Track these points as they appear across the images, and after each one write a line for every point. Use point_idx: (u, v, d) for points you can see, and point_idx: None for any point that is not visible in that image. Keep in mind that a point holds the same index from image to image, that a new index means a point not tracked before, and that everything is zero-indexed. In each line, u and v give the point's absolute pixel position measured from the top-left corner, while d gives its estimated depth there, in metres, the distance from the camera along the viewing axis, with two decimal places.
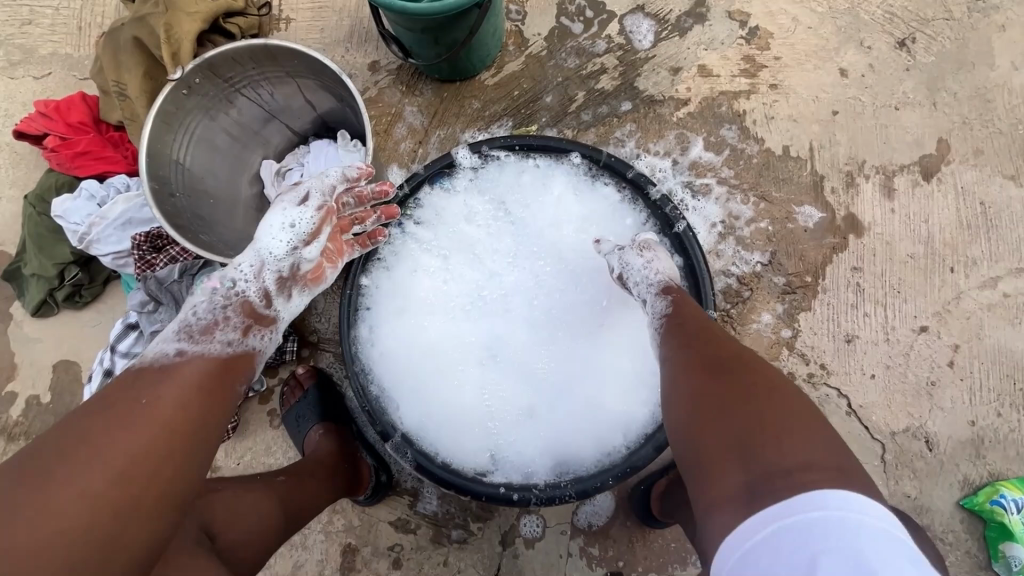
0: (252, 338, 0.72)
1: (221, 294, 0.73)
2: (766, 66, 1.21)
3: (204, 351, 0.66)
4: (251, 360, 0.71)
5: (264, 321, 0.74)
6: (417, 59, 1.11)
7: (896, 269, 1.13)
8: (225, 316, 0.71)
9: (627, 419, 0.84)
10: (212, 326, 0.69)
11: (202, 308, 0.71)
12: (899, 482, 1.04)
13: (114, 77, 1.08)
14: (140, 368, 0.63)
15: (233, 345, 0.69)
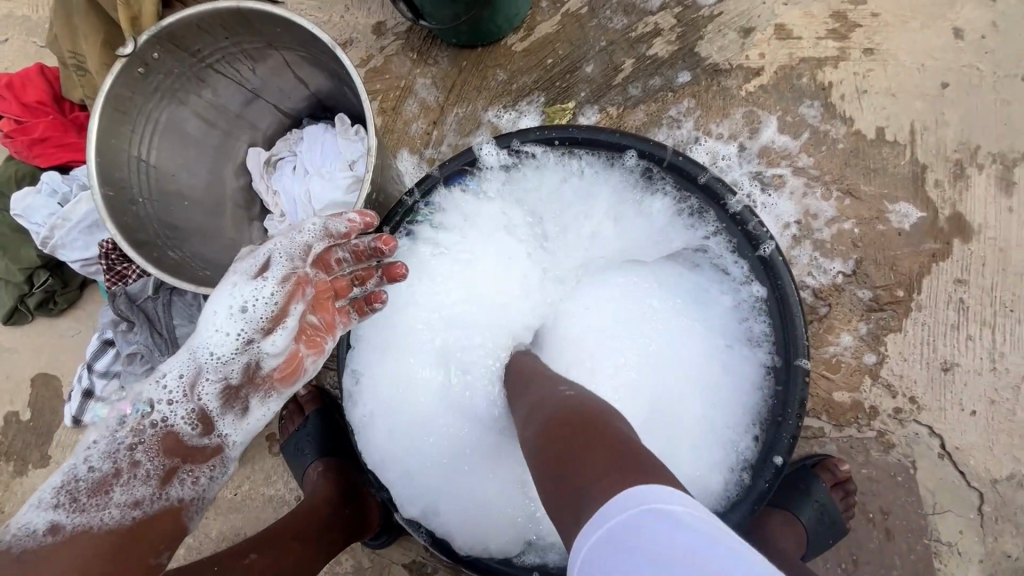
0: (173, 487, 0.62)
1: (140, 422, 0.64)
2: (861, 26, 0.98)
3: (92, 523, 0.58)
4: (175, 514, 0.62)
5: (190, 461, 0.64)
6: (430, 21, 0.89)
7: (1010, 282, 0.93)
8: (134, 462, 0.61)
9: (689, 483, 0.71)
10: (105, 484, 0.60)
11: (110, 447, 0.62)
12: (999, 539, 0.88)
13: (70, 46, 0.91)
14: (18, 551, 0.56)
15: (141, 503, 0.60)
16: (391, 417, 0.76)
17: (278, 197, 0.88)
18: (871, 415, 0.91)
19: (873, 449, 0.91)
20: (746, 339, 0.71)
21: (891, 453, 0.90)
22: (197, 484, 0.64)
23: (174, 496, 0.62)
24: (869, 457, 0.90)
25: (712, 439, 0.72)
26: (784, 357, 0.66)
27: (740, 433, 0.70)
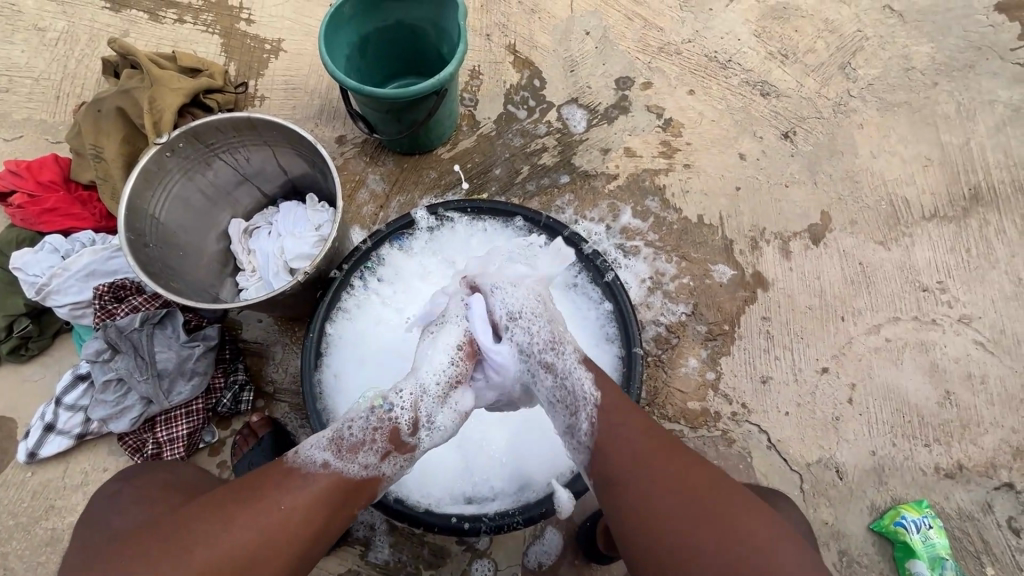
0: (387, 464, 0.77)
1: (377, 414, 0.79)
2: (680, 149, 1.43)
3: (344, 471, 0.74)
4: (376, 485, 0.76)
5: (401, 451, 0.78)
6: (382, 134, 1.27)
7: (798, 318, 1.31)
8: (373, 437, 0.77)
9: None
10: (358, 446, 0.76)
11: (357, 425, 0.78)
12: (818, 509, 1.18)
13: (91, 140, 1.16)
14: (293, 467, 0.73)
15: (368, 468, 0.75)
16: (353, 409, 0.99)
17: (252, 255, 1.13)
18: (717, 418, 1.22)
19: (720, 445, 1.21)
20: (603, 339, 1.03)
21: (733, 447, 1.21)
22: (398, 468, 0.78)
23: (382, 471, 0.76)
24: (718, 451, 1.21)
25: None
26: (627, 346, 0.99)
27: None
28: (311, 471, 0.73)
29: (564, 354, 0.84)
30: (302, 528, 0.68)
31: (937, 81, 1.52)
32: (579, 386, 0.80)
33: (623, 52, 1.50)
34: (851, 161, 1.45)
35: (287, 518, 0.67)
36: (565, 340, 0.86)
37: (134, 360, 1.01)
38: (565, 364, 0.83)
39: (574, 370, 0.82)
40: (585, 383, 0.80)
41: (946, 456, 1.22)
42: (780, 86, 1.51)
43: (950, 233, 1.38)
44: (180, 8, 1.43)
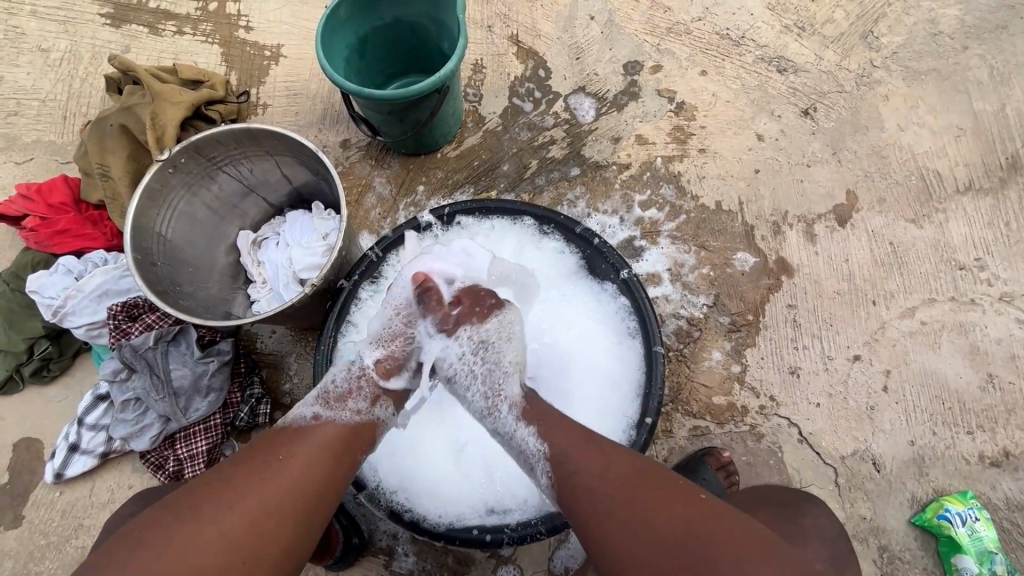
0: (378, 408, 0.84)
1: (356, 366, 0.87)
2: (694, 134, 1.37)
3: (336, 417, 0.80)
4: (371, 430, 0.82)
5: (387, 393, 0.86)
6: (385, 136, 1.24)
7: (826, 305, 1.25)
8: (359, 385, 0.84)
9: None
10: (347, 395, 0.83)
11: (341, 377, 0.86)
12: (854, 504, 1.13)
13: (99, 160, 1.16)
14: (286, 425, 0.78)
15: (360, 413, 0.82)
16: None
17: (262, 266, 1.12)
18: (744, 413, 1.18)
19: (749, 440, 1.17)
20: (624, 336, 1.00)
21: (763, 442, 1.17)
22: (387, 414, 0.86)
23: (375, 415, 0.83)
24: (746, 447, 1.16)
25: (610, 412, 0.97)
26: (647, 344, 0.97)
27: (628, 403, 0.97)
28: (305, 424, 0.78)
29: (506, 412, 0.84)
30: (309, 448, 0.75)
31: (967, 45, 1.43)
32: (524, 445, 0.80)
33: (630, 35, 1.44)
34: (877, 136, 1.37)
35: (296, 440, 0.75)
36: (504, 395, 0.85)
37: (151, 378, 1.01)
38: (505, 427, 0.83)
39: (516, 431, 0.81)
40: (529, 442, 0.79)
41: (991, 443, 1.15)
42: (798, 60, 1.43)
43: (987, 207, 1.30)
44: (178, 20, 1.42)
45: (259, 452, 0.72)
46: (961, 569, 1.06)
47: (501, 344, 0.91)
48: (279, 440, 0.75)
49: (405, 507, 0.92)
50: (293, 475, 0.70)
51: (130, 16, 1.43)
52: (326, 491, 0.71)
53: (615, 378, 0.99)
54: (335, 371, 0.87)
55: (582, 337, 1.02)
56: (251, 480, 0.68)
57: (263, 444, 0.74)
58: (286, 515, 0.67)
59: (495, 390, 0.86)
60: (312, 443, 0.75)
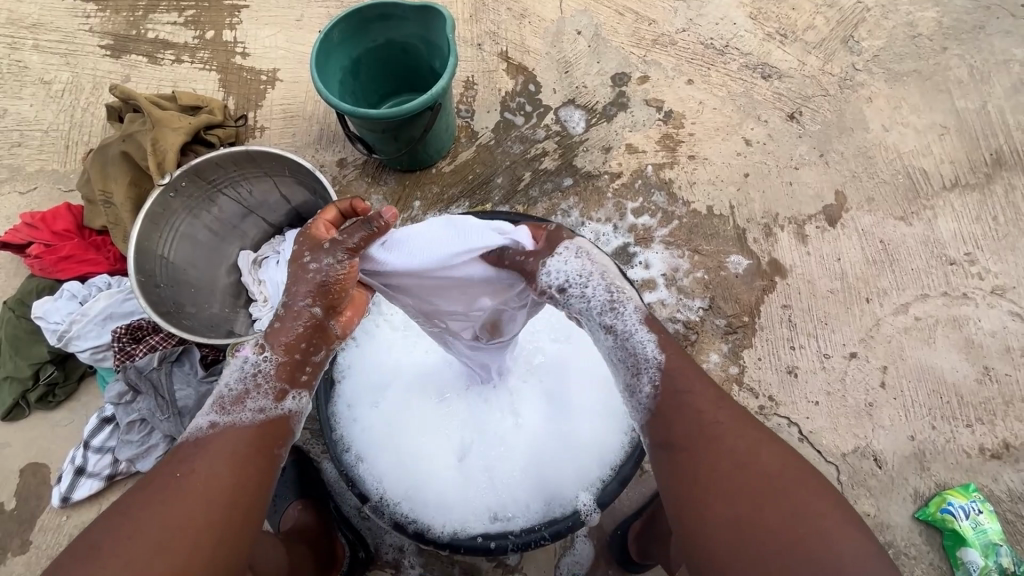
0: (287, 402, 0.72)
1: (250, 360, 0.73)
2: (683, 142, 1.40)
3: (235, 423, 0.69)
4: (285, 424, 0.72)
5: (298, 385, 0.74)
6: (380, 154, 1.27)
7: (821, 304, 1.26)
8: (258, 383, 0.72)
9: (596, 449, 0.95)
10: (243, 396, 0.71)
11: (233, 376, 0.72)
12: (858, 501, 1.13)
13: (101, 187, 1.19)
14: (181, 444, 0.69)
15: (265, 412, 0.71)
16: (372, 438, 0.98)
17: (263, 285, 1.14)
18: None
19: None
20: None
21: None
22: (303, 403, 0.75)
23: (287, 410, 0.72)
24: None
25: (611, 416, 0.98)
26: None
27: None
28: (199, 439, 0.68)
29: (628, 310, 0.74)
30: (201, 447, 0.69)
31: (946, 46, 1.46)
32: (639, 347, 0.72)
33: (617, 48, 1.48)
34: (862, 137, 1.40)
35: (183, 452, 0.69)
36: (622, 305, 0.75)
37: (155, 398, 1.03)
38: (624, 326, 0.73)
39: (632, 336, 0.73)
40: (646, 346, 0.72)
41: (991, 436, 1.16)
42: (781, 66, 1.47)
43: (974, 202, 1.33)
44: (177, 48, 1.46)
45: (152, 476, 0.64)
46: (967, 563, 1.06)
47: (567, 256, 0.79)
48: (177, 457, 0.66)
49: (409, 518, 0.92)
50: (191, 491, 0.62)
51: (130, 46, 1.47)
52: (240, 491, 0.64)
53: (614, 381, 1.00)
54: (230, 368, 0.74)
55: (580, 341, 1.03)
56: (147, 510, 0.61)
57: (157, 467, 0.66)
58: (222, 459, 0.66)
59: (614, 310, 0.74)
60: (214, 450, 0.67)
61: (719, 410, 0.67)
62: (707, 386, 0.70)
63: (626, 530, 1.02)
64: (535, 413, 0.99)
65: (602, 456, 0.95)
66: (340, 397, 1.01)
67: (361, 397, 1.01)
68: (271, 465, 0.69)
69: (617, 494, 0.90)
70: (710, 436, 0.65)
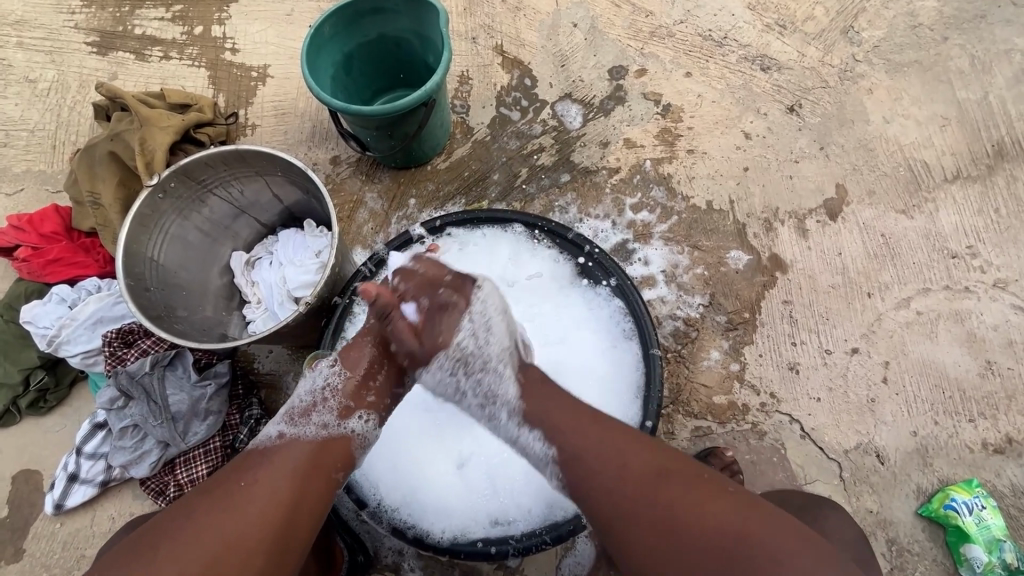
0: (353, 421, 0.81)
1: (320, 379, 0.85)
2: (682, 136, 1.38)
3: (300, 434, 0.78)
4: (344, 444, 0.79)
5: (364, 404, 0.83)
6: (374, 152, 1.24)
7: (822, 299, 1.25)
8: (324, 399, 0.82)
9: None
10: (311, 409, 0.81)
11: (305, 391, 0.84)
12: (860, 498, 1.13)
13: (89, 188, 1.16)
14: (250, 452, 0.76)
15: (328, 427, 0.80)
16: (369, 444, 0.96)
17: (256, 286, 1.12)
18: (745, 411, 1.18)
19: (751, 438, 1.17)
20: (621, 338, 1.00)
21: (765, 439, 1.16)
22: (366, 427, 0.83)
23: (350, 429, 0.81)
24: (749, 445, 1.16)
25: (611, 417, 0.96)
26: (643, 347, 0.97)
27: (630, 405, 0.96)
28: (268, 445, 0.77)
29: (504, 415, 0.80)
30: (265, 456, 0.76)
31: (947, 35, 1.44)
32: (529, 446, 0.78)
33: (613, 41, 1.45)
34: (863, 129, 1.38)
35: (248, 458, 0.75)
36: (501, 400, 0.81)
37: (149, 403, 1.01)
38: (510, 433, 0.80)
39: (519, 435, 0.79)
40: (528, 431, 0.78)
41: (994, 430, 1.15)
42: (781, 58, 1.45)
43: (976, 194, 1.31)
44: (164, 45, 1.43)
45: (221, 480, 0.71)
46: (970, 558, 1.05)
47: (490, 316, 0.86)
48: (246, 464, 0.74)
49: (408, 523, 0.92)
50: (251, 500, 0.68)
51: (117, 43, 1.44)
52: (298, 505, 0.70)
53: (615, 382, 0.98)
54: (304, 383, 0.85)
55: (578, 342, 1.02)
56: (211, 513, 0.67)
57: (228, 472, 0.73)
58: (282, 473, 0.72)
59: (490, 396, 0.82)
60: (279, 461, 0.74)
61: (615, 465, 0.71)
62: (603, 434, 0.75)
63: None
64: None
65: None
66: None
67: None
68: (328, 486, 0.75)
69: None
70: (623, 492, 0.70)
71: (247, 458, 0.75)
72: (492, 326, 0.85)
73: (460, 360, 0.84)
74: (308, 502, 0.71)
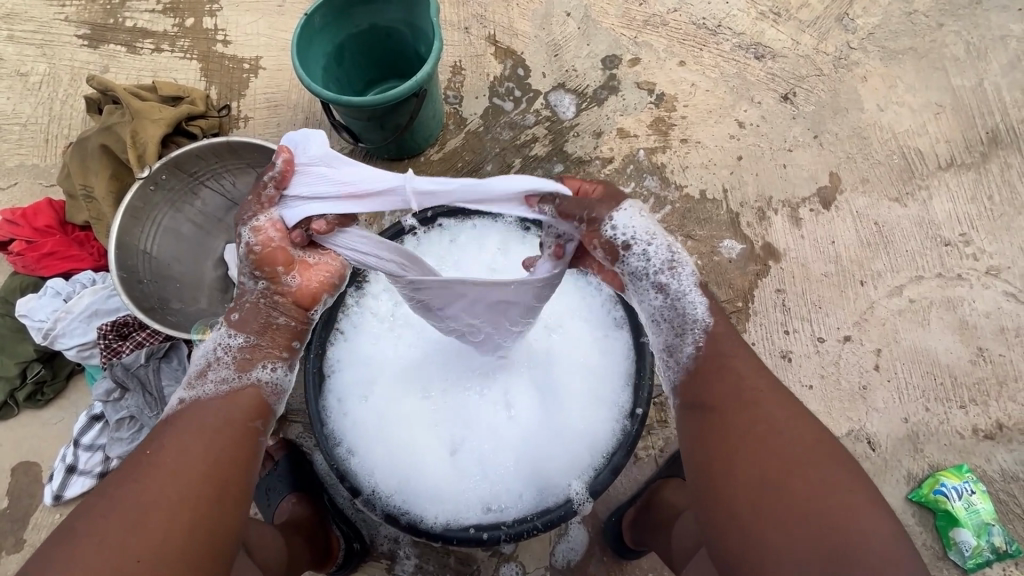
0: (255, 371, 0.71)
1: (217, 341, 0.73)
2: (675, 125, 1.37)
3: (198, 395, 0.68)
4: (253, 394, 0.70)
5: (268, 352, 0.72)
6: (367, 143, 1.24)
7: (815, 287, 1.25)
8: (220, 356, 0.71)
9: (590, 438, 0.95)
10: (207, 369, 0.70)
11: (200, 351, 0.73)
12: None
13: (81, 181, 1.17)
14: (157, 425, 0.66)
15: (228, 380, 0.69)
16: (364, 430, 0.98)
17: None
18: None
19: None
20: (612, 327, 1.01)
21: None
22: (275, 376, 0.73)
23: (254, 379, 0.70)
24: None
25: (601, 402, 0.97)
26: (634, 335, 0.97)
27: (620, 395, 0.97)
28: (169, 414, 0.67)
29: (662, 284, 0.73)
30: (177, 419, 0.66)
31: (942, 22, 1.43)
32: (693, 309, 0.72)
33: (607, 30, 1.44)
34: (857, 117, 1.38)
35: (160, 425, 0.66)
36: (660, 267, 0.74)
37: (144, 395, 1.02)
38: (680, 288, 0.73)
39: (690, 300, 0.73)
40: (700, 306, 0.72)
41: (984, 416, 1.16)
42: (775, 46, 1.44)
43: (970, 181, 1.31)
44: (156, 37, 1.43)
45: (131, 456, 0.62)
46: (959, 542, 1.07)
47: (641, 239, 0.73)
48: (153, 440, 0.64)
49: (402, 510, 0.92)
50: (168, 464, 0.60)
51: (108, 36, 1.43)
52: (226, 471, 0.62)
53: (606, 368, 0.99)
54: (202, 345, 0.74)
55: (569, 332, 1.03)
56: (127, 483, 0.59)
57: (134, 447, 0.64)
58: (199, 432, 0.64)
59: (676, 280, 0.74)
60: (190, 426, 0.65)
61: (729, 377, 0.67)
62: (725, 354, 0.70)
63: (620, 519, 1.02)
64: (526, 401, 0.99)
65: (595, 444, 0.94)
66: (330, 392, 0.99)
67: (349, 391, 1.00)
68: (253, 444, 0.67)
69: (609, 483, 0.88)
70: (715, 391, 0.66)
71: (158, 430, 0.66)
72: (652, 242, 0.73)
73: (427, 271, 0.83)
74: (237, 467, 0.64)
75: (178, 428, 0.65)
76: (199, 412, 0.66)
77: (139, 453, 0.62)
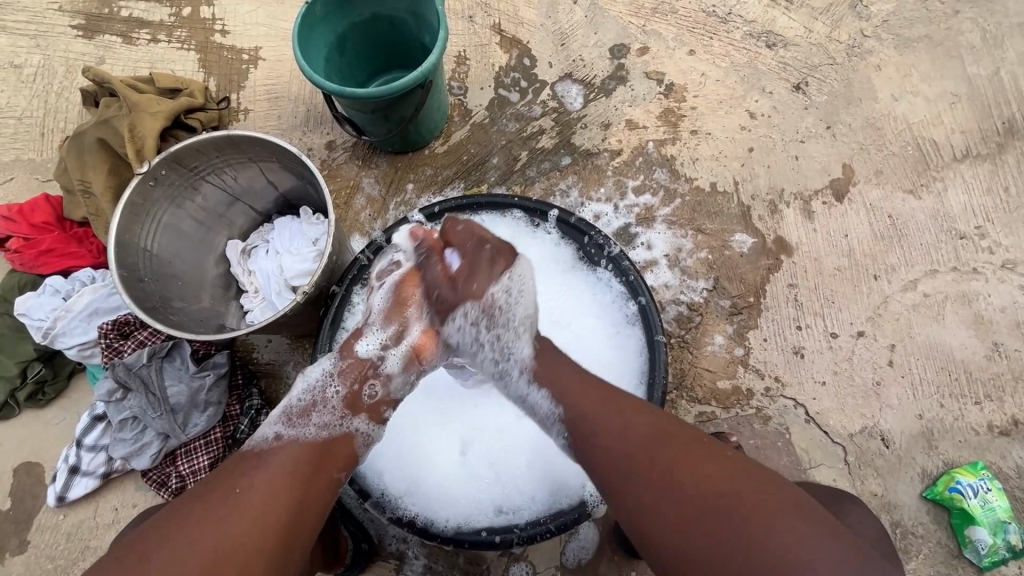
0: (356, 421, 0.83)
1: (316, 386, 0.85)
2: (685, 116, 1.34)
3: (298, 434, 0.78)
4: (348, 443, 0.80)
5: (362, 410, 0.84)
6: (371, 136, 1.21)
7: (828, 282, 1.23)
8: (326, 400, 0.83)
9: None
10: (310, 409, 0.82)
11: (303, 391, 0.85)
12: (865, 482, 1.13)
13: (79, 176, 1.14)
14: (247, 452, 0.74)
15: (328, 427, 0.80)
16: None
17: (253, 275, 1.10)
18: (749, 396, 1.17)
19: (755, 424, 1.16)
20: (624, 323, 0.99)
21: (770, 424, 1.16)
22: (368, 427, 0.84)
23: (352, 428, 0.82)
24: (754, 430, 1.16)
25: None
26: (648, 333, 0.95)
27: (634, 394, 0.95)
28: (267, 445, 0.76)
29: (517, 374, 0.83)
30: (268, 451, 0.74)
31: (958, 9, 1.40)
32: (538, 408, 0.79)
33: (615, 18, 1.41)
34: (870, 108, 1.35)
35: (249, 454, 0.74)
36: (515, 357, 0.84)
37: (146, 395, 1.00)
38: (517, 390, 0.82)
39: (529, 392, 0.81)
40: (542, 404, 0.78)
41: (1000, 412, 1.15)
42: (787, 34, 1.40)
43: (986, 173, 1.28)
44: (153, 27, 1.39)
45: (224, 477, 0.70)
46: (974, 541, 1.06)
47: (513, 300, 0.87)
48: (242, 465, 0.72)
49: (413, 513, 0.91)
50: (257, 492, 0.67)
51: (102, 26, 1.40)
52: (305, 510, 0.69)
53: (619, 367, 0.98)
54: (299, 381, 0.87)
55: (581, 329, 1.02)
56: (219, 504, 0.66)
57: (223, 472, 0.71)
58: (286, 469, 0.71)
59: (505, 353, 0.85)
60: (278, 460, 0.72)
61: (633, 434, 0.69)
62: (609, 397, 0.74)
63: None
64: None
65: None
66: None
67: None
68: (331, 485, 0.75)
69: None
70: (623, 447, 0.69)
71: (245, 459, 0.73)
72: (525, 292, 0.88)
73: (484, 312, 0.86)
74: (311, 510, 0.70)
75: (263, 461, 0.72)
76: (288, 450, 0.74)
77: (231, 476, 0.70)
